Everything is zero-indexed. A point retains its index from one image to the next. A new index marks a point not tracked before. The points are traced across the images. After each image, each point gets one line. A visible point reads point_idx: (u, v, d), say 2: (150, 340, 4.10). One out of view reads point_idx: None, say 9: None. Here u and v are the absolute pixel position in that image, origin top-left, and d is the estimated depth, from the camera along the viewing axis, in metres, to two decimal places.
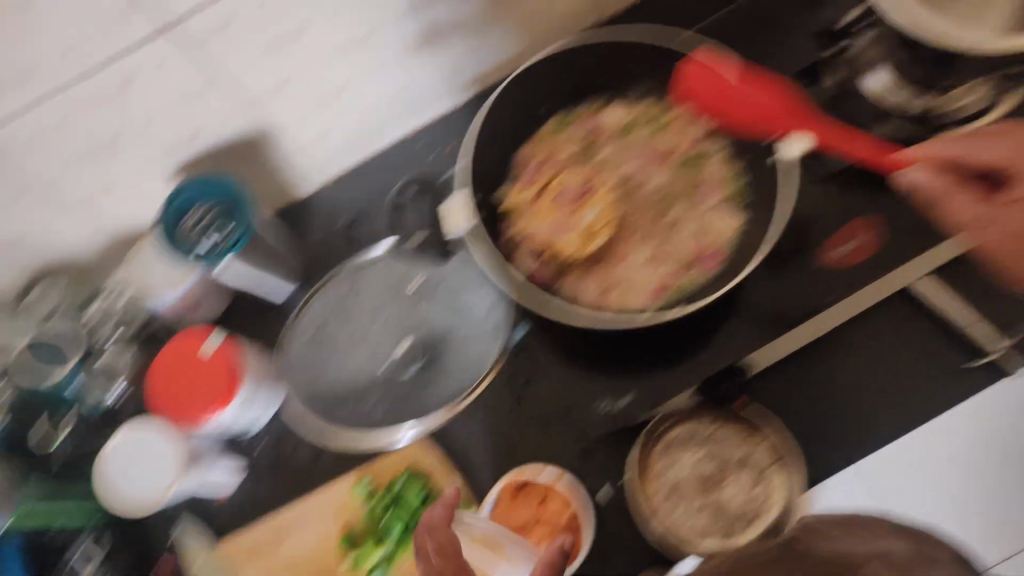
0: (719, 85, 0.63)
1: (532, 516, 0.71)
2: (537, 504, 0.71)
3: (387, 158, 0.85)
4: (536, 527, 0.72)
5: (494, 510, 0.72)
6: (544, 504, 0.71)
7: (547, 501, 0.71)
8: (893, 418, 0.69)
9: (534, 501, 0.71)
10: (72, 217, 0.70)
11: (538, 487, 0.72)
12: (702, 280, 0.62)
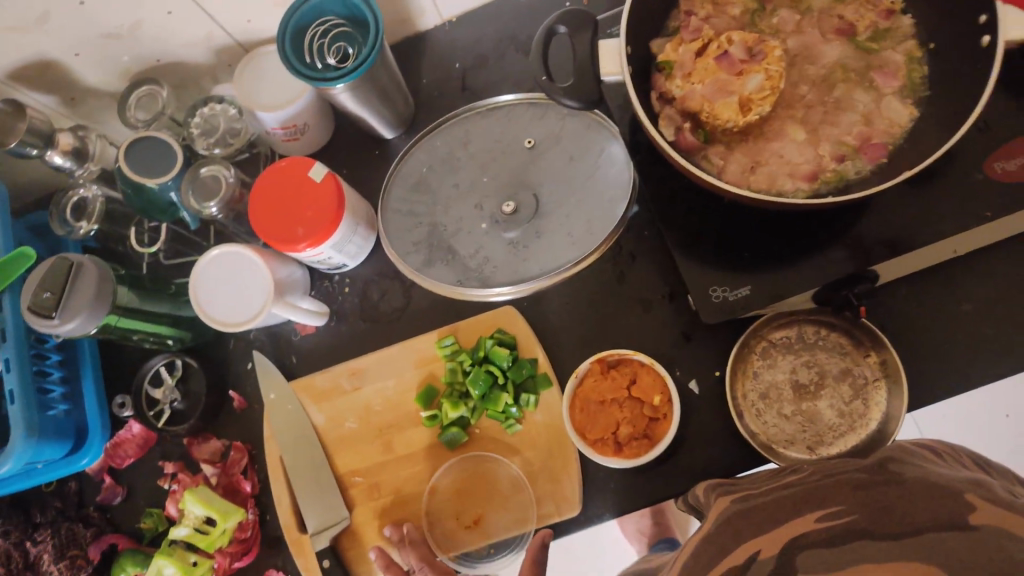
0: None
1: (622, 391, 0.68)
2: (627, 380, 0.69)
3: (514, 5, 0.79)
4: (625, 404, 0.68)
5: (581, 384, 0.69)
6: (635, 382, 0.69)
7: (639, 379, 0.69)
8: (1021, 354, 0.65)
9: (625, 377, 0.69)
10: (190, 12, 0.66)
11: (631, 364, 0.69)
12: (858, 171, 0.58)
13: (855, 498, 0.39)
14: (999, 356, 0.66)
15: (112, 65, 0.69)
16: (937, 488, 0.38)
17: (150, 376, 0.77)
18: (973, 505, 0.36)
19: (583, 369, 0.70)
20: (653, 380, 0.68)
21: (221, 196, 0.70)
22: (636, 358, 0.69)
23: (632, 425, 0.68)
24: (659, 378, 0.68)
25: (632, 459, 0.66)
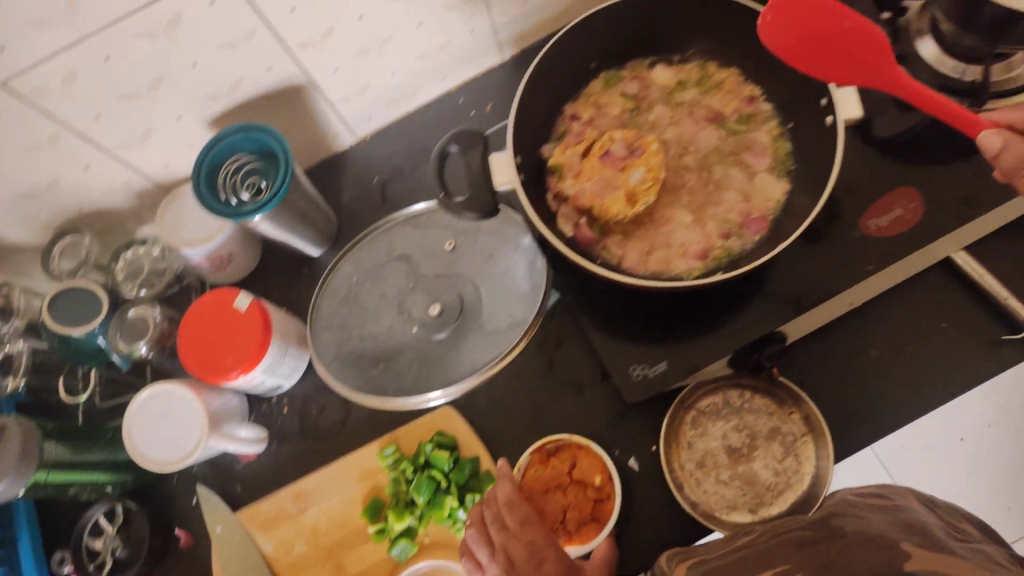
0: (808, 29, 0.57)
1: (564, 477, 0.70)
2: (568, 465, 0.70)
3: (422, 118, 0.85)
4: (570, 489, 0.70)
5: (524, 475, 0.70)
6: (575, 466, 0.70)
7: (579, 462, 0.70)
8: (931, 391, 0.69)
9: (566, 462, 0.70)
10: (106, 164, 0.70)
11: (571, 449, 0.71)
12: (744, 245, 0.62)
13: (796, 555, 0.39)
14: (912, 395, 0.69)
15: (33, 222, 0.71)
16: (869, 539, 0.40)
17: (88, 526, 0.74)
18: (909, 552, 0.37)
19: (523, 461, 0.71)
20: (593, 461, 0.70)
21: (150, 335, 0.72)
22: (574, 442, 0.71)
23: (578, 509, 0.68)
24: (599, 458, 0.70)
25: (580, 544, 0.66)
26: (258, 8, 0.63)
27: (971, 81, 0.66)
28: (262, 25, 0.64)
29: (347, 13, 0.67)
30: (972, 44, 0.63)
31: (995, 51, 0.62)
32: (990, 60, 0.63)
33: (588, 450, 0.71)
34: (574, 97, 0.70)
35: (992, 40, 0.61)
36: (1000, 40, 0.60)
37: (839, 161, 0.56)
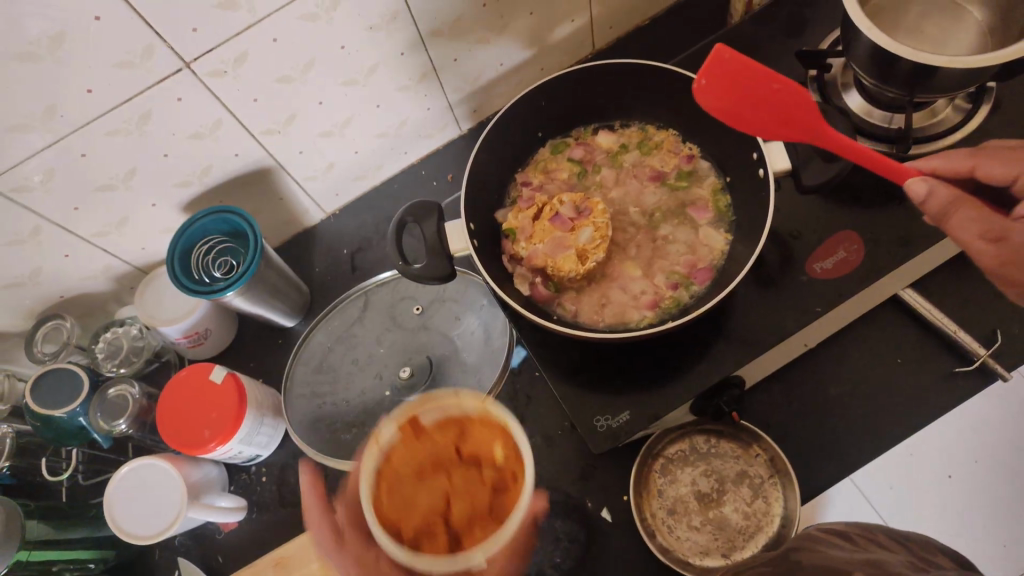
0: (742, 88, 0.57)
1: (448, 452, 0.57)
2: (453, 437, 0.57)
3: (389, 190, 0.90)
4: (458, 468, 0.57)
5: (388, 455, 0.57)
6: (464, 436, 0.58)
7: (471, 431, 0.58)
8: (891, 426, 0.71)
9: (450, 434, 0.57)
10: (85, 251, 0.73)
11: (458, 417, 0.58)
12: (692, 295, 0.64)
13: None
14: (873, 430, 0.71)
15: (17, 310, 0.74)
16: None
17: None
18: None
19: (389, 437, 0.57)
20: (487, 428, 0.57)
21: (128, 412, 0.76)
22: (467, 404, 0.58)
23: (468, 500, 0.55)
24: (495, 425, 0.57)
25: (486, 545, 0.53)
26: (224, 101, 0.68)
27: (896, 128, 0.70)
28: (229, 115, 0.70)
29: (309, 100, 0.73)
30: (892, 96, 0.68)
31: (913, 101, 0.67)
32: (909, 109, 0.67)
33: (484, 414, 0.58)
34: (525, 164, 0.74)
35: (909, 91, 0.65)
36: (916, 91, 0.64)
37: (772, 211, 0.58)
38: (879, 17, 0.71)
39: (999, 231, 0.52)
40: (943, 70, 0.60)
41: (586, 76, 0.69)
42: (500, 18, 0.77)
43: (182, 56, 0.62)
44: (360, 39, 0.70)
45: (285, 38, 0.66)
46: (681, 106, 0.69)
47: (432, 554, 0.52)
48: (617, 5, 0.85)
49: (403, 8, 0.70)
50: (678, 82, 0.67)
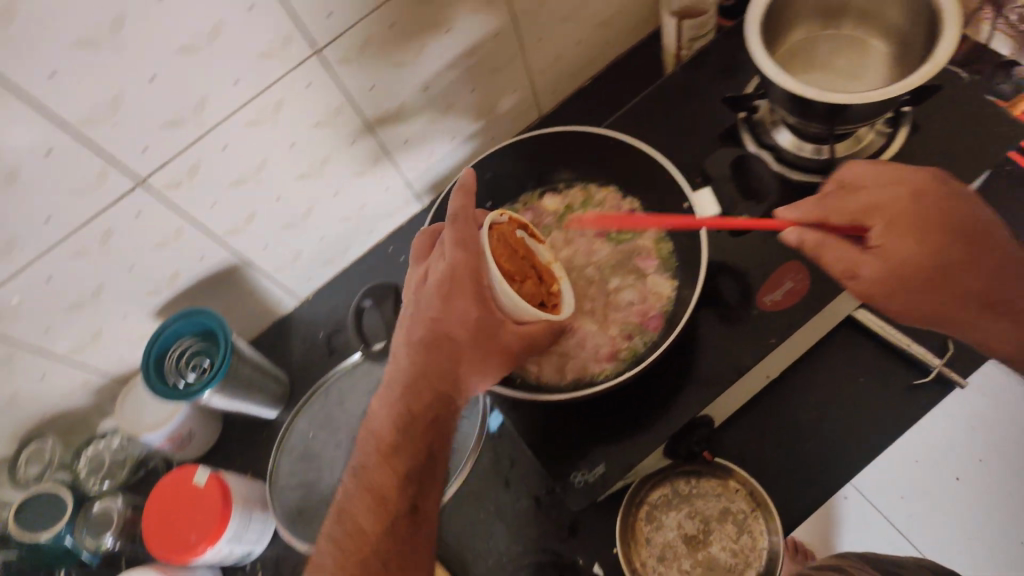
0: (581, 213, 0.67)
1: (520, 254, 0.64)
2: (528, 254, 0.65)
3: (355, 272, 0.93)
4: (528, 283, 0.63)
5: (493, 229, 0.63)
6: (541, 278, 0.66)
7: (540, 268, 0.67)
8: (859, 445, 0.73)
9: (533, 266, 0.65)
10: (62, 369, 0.75)
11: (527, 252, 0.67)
12: (646, 344, 0.67)
13: None
14: (844, 453, 0.73)
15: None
16: None
17: None
18: None
19: (502, 218, 0.65)
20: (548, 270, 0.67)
21: (114, 526, 0.77)
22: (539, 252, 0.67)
23: (531, 295, 0.63)
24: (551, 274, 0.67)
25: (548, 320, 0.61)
26: (183, 211, 0.71)
27: (827, 159, 0.73)
28: (189, 223, 0.72)
29: (267, 197, 0.76)
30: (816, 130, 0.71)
31: (835, 134, 0.70)
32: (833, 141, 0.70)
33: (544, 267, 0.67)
34: None
35: (830, 125, 0.68)
36: (837, 122, 0.67)
37: (705, 258, 0.62)
38: (793, 59, 0.75)
39: (851, 268, 0.58)
40: (852, 107, 0.64)
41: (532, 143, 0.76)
42: (444, 97, 0.79)
43: (136, 175, 0.65)
44: (307, 136, 0.73)
45: (234, 146, 0.69)
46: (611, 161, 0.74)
47: (496, 356, 0.59)
48: (557, 73, 0.88)
49: (345, 102, 0.72)
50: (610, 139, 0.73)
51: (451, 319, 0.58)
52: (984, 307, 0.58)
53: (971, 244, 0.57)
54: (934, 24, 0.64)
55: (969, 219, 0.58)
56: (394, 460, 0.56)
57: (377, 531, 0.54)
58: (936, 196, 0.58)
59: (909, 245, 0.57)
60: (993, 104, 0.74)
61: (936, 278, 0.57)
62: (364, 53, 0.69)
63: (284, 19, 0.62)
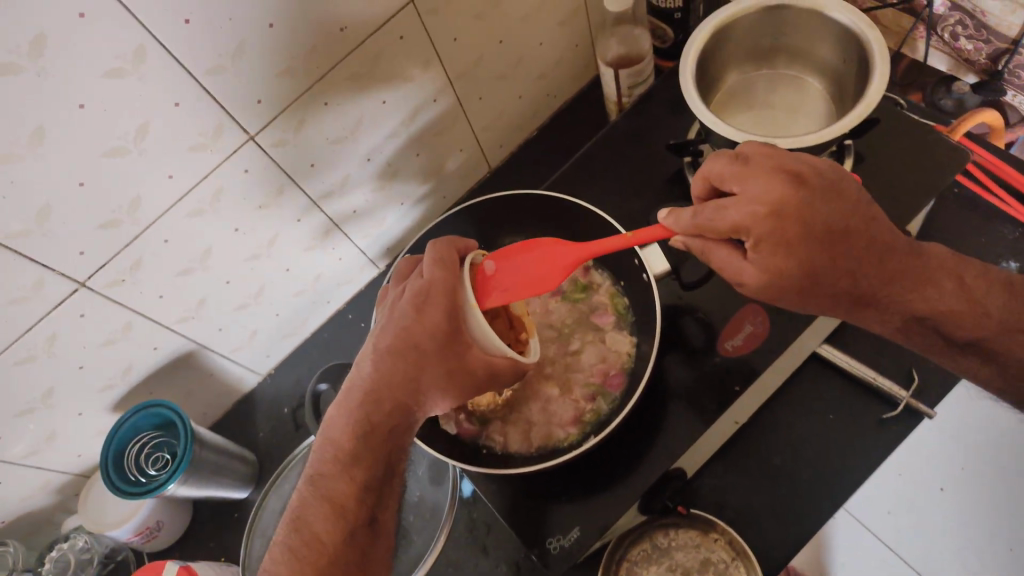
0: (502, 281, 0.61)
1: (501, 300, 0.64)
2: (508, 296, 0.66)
3: (318, 341, 0.93)
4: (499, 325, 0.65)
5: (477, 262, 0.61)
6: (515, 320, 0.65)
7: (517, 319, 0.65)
8: (834, 483, 0.73)
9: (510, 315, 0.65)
10: (19, 474, 0.73)
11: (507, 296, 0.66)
12: (610, 404, 0.66)
13: None
14: (819, 493, 0.73)
15: None
16: None
17: None
18: None
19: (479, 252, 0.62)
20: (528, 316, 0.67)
21: None
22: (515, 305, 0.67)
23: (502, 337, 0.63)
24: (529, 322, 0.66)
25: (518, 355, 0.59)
26: (130, 305, 0.70)
27: None
28: (138, 316, 0.71)
29: (216, 282, 0.75)
30: None
31: None
32: None
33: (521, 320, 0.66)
34: None
35: None
36: None
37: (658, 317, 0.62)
38: (730, 103, 0.76)
39: (734, 275, 0.55)
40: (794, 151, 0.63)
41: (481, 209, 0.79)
42: (386, 164, 0.81)
43: (75, 277, 0.64)
44: (252, 219, 0.73)
45: (176, 236, 0.69)
46: (555, 219, 0.78)
47: (458, 376, 0.56)
48: (500, 126, 0.91)
49: (288, 183, 0.73)
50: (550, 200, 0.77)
51: (421, 329, 0.55)
52: (866, 297, 0.54)
53: (845, 243, 0.51)
54: (865, 62, 0.65)
55: (839, 216, 0.51)
56: (353, 473, 0.54)
57: (332, 539, 0.52)
58: (798, 205, 0.50)
59: (773, 260, 0.52)
60: (931, 132, 0.74)
61: (813, 283, 0.52)
62: (299, 132, 0.70)
63: (213, 110, 0.62)
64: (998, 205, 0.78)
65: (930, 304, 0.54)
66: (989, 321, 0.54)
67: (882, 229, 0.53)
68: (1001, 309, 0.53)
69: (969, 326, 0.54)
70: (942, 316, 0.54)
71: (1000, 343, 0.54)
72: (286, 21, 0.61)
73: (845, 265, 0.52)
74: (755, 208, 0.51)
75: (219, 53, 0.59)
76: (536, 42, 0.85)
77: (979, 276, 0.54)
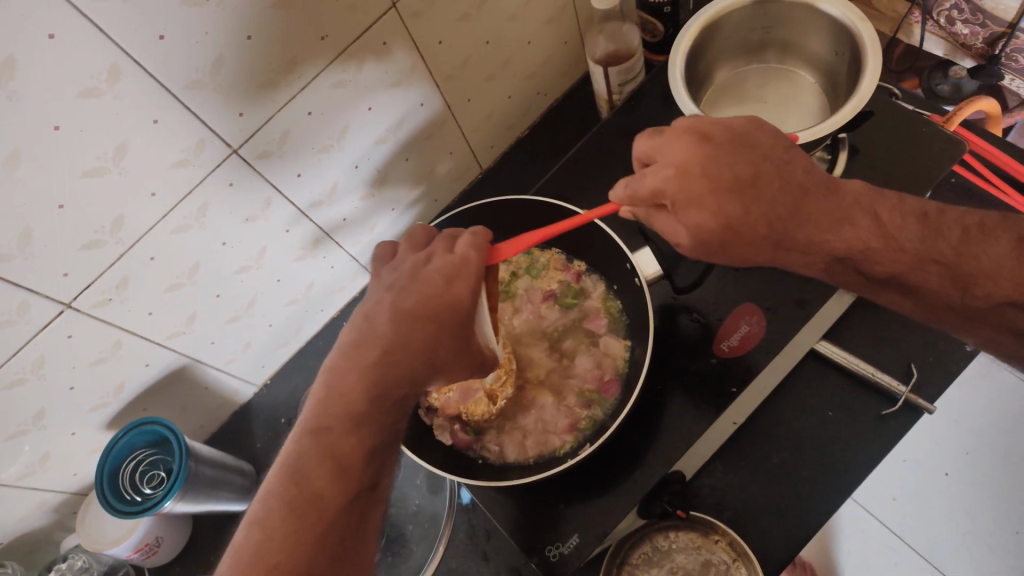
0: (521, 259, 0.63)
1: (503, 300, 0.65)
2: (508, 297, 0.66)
3: (314, 348, 0.93)
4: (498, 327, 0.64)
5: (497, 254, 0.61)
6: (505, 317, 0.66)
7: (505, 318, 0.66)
8: (835, 480, 0.72)
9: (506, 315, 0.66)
10: (15, 495, 0.73)
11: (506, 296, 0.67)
12: (606, 411, 0.66)
13: None
14: (821, 491, 0.72)
15: None
16: None
17: None
18: None
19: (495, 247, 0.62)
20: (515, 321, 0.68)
21: None
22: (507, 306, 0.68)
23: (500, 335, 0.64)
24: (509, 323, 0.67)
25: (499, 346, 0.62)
26: (119, 323, 0.69)
27: None
28: (127, 333, 0.70)
29: (206, 296, 0.75)
30: None
31: None
32: None
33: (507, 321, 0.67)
34: None
35: None
36: None
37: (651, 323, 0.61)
38: (720, 99, 0.74)
39: (673, 237, 0.58)
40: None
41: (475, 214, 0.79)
42: (376, 173, 0.80)
43: (60, 298, 0.63)
44: (239, 231, 0.72)
45: (163, 253, 0.68)
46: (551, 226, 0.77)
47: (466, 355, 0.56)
48: (490, 127, 0.90)
49: (273, 194, 0.72)
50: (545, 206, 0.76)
51: (447, 301, 0.54)
52: (788, 241, 0.54)
53: (754, 192, 0.53)
54: (857, 54, 0.64)
55: (745, 166, 0.54)
56: (362, 432, 0.52)
57: (334, 500, 0.50)
58: (704, 163, 0.54)
59: (694, 213, 0.54)
60: (926, 123, 0.73)
61: (734, 235, 0.54)
62: (284, 145, 0.69)
63: (193, 125, 0.61)
64: (990, 189, 0.77)
65: (844, 243, 0.53)
66: (906, 256, 0.52)
67: (790, 174, 0.54)
68: (916, 244, 0.51)
69: (885, 261, 0.52)
70: (860, 254, 0.53)
71: (920, 278, 0.52)
72: (264, 33, 0.60)
73: (758, 212, 0.53)
74: (665, 170, 0.55)
75: (197, 68, 0.58)
76: (525, 42, 0.84)
77: (895, 209, 0.52)
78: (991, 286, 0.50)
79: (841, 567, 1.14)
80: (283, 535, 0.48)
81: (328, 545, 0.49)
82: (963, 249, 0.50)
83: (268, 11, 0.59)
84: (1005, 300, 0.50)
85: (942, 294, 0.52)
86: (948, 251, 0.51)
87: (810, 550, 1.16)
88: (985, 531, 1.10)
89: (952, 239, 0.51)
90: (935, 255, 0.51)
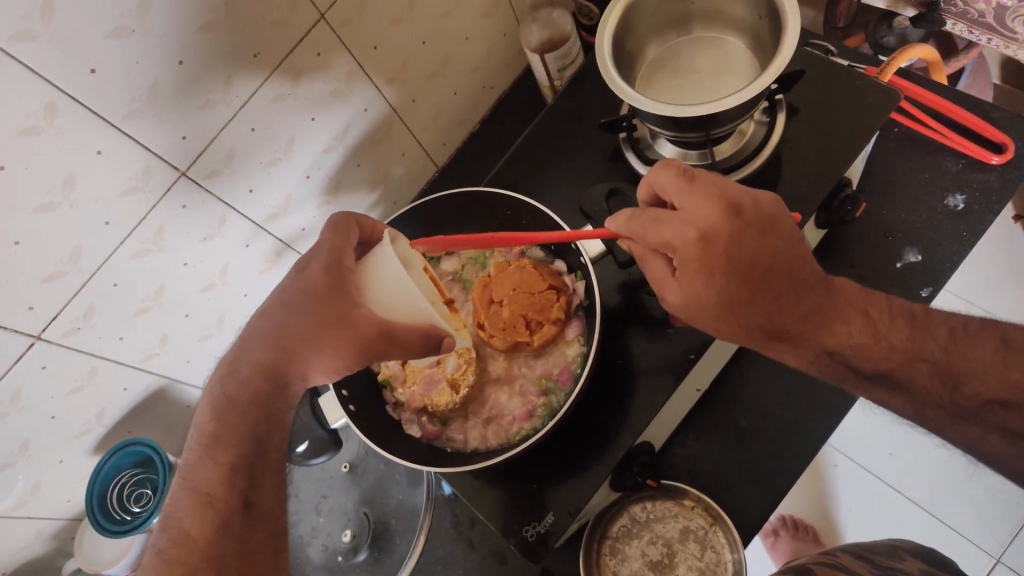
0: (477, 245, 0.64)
1: (506, 290, 0.72)
2: (512, 278, 0.72)
3: None
4: (508, 304, 0.72)
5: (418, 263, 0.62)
6: (514, 292, 0.72)
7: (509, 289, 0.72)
8: (804, 437, 0.73)
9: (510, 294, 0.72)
10: (12, 526, 0.76)
11: (508, 277, 0.73)
12: (560, 396, 0.72)
13: None
14: (790, 449, 0.73)
15: None
16: None
17: None
18: None
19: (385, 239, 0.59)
20: (523, 275, 0.72)
21: None
22: (508, 279, 0.73)
23: (509, 318, 0.71)
24: (523, 282, 0.72)
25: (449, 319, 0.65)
26: (92, 350, 0.71)
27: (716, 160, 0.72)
28: (101, 360, 0.72)
29: (175, 316, 0.77)
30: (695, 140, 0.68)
31: (712, 137, 0.67)
32: (711, 144, 0.68)
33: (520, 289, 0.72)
34: None
35: (704, 132, 0.65)
36: (709, 128, 0.64)
37: (577, 296, 0.62)
38: (653, 75, 0.76)
39: (659, 288, 0.59)
40: (718, 113, 0.61)
41: (439, 207, 0.79)
42: (329, 181, 0.82)
43: (29, 331, 0.65)
44: (200, 252, 0.74)
45: (125, 279, 0.70)
46: (496, 216, 0.80)
47: (335, 334, 0.57)
48: (439, 125, 0.92)
49: (228, 211, 0.74)
50: (486, 198, 0.78)
51: (298, 283, 0.58)
52: (781, 331, 0.56)
53: (763, 283, 0.54)
54: (776, 14, 0.64)
55: (762, 254, 0.54)
56: (216, 454, 0.55)
57: (204, 534, 0.52)
58: (731, 244, 0.54)
59: (692, 280, 0.55)
60: (859, 76, 0.74)
61: (723, 310, 0.56)
62: (230, 163, 0.71)
63: (138, 154, 0.63)
64: (925, 132, 0.78)
65: (838, 340, 0.56)
66: (897, 354, 0.55)
67: (796, 265, 0.55)
68: (906, 344, 0.55)
69: (877, 360, 0.55)
70: (852, 351, 0.56)
71: (909, 376, 0.55)
72: (196, 56, 0.62)
73: (759, 300, 0.55)
74: (687, 234, 0.54)
75: (133, 97, 0.60)
76: (462, 37, 0.85)
77: (884, 310, 0.56)
78: (978, 384, 0.53)
79: (841, 525, 1.14)
80: (212, 518, 0.53)
81: (232, 522, 0.53)
82: (949, 347, 0.54)
83: (197, 35, 0.61)
84: (994, 399, 0.52)
85: (933, 393, 0.55)
86: (936, 349, 0.54)
87: (809, 513, 1.16)
88: (980, 476, 1.12)
89: (941, 338, 0.55)
90: (925, 354, 0.54)
